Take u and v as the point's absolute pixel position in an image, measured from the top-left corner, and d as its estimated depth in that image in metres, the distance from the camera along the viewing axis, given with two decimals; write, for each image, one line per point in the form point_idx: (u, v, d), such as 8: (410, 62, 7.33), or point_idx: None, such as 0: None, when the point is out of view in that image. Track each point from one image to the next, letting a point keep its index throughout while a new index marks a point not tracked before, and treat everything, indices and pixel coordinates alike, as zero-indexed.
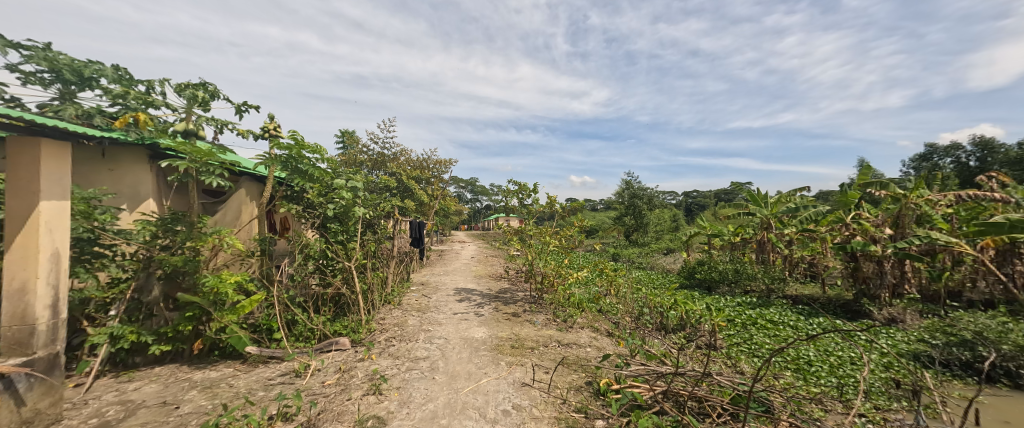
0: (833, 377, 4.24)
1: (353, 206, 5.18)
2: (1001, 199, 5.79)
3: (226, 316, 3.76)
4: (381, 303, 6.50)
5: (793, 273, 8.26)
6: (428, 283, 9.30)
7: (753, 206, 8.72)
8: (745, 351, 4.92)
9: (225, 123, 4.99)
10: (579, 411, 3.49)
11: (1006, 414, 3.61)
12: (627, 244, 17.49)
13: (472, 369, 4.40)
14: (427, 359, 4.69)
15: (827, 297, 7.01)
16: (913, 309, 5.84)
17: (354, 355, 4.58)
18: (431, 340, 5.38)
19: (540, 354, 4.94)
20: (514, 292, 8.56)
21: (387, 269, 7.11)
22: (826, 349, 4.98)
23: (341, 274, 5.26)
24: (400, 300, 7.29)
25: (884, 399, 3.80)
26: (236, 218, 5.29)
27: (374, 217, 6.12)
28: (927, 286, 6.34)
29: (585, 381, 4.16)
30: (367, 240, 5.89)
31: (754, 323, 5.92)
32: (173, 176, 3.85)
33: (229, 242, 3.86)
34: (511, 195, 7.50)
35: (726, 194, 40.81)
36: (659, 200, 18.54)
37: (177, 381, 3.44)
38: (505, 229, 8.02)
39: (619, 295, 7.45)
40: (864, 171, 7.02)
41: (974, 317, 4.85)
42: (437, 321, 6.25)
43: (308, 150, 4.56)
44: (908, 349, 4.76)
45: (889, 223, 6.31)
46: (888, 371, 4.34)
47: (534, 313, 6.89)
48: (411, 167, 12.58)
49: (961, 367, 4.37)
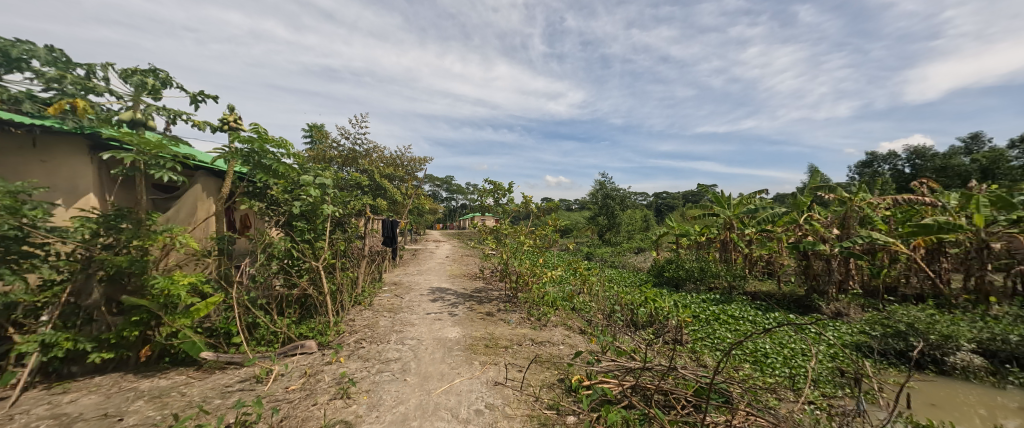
0: (786, 367, 4.55)
1: (321, 204, 4.99)
2: (931, 202, 6.40)
3: (179, 320, 3.50)
4: (351, 304, 6.29)
5: (752, 271, 8.77)
6: (401, 283, 9.13)
7: (717, 208, 9.04)
8: (708, 345, 5.17)
9: (179, 114, 4.65)
10: (551, 408, 3.54)
11: (932, 397, 4.00)
12: (600, 244, 17.91)
13: (445, 370, 4.36)
14: (399, 361, 4.59)
15: (782, 293, 7.49)
16: (856, 303, 6.35)
17: (321, 359, 4.41)
18: (403, 341, 5.27)
19: (514, 353, 4.96)
20: (489, 291, 8.55)
21: (357, 269, 6.90)
22: (781, 342, 5.32)
23: (308, 274, 5.05)
24: (371, 301, 7.09)
25: (830, 386, 4.12)
26: (190, 215, 4.99)
27: (344, 215, 5.92)
28: (868, 282, 6.92)
29: (557, 378, 4.22)
30: (337, 239, 5.70)
31: (717, 319, 6.22)
32: (118, 169, 3.52)
33: (182, 240, 3.60)
34: (486, 194, 7.48)
35: (694, 195, 42.70)
36: (631, 201, 19.08)
37: (120, 391, 3.17)
38: (480, 228, 7.99)
39: (592, 293, 7.61)
40: (814, 175, 7.55)
41: (907, 310, 5.34)
42: (409, 322, 6.13)
43: (273, 144, 4.34)
44: (851, 340, 5.18)
45: (836, 224, 6.82)
46: (834, 361, 4.70)
47: (508, 312, 6.92)
48: (384, 164, 12.25)
49: (895, 356, 4.79)
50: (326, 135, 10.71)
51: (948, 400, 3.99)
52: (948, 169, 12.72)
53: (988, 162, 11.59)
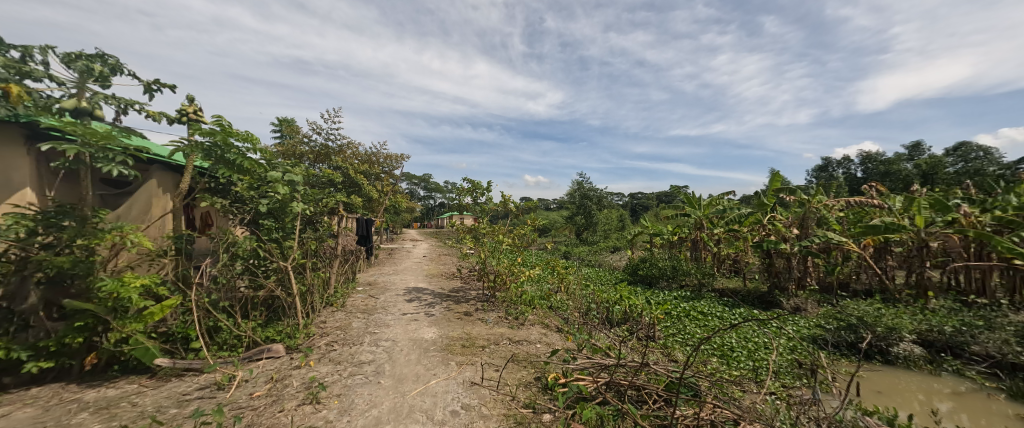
0: (750, 360, 4.80)
1: (291, 201, 4.77)
2: (879, 205, 6.92)
3: (130, 325, 3.26)
4: (322, 306, 6.08)
5: (720, 269, 9.17)
6: (376, 282, 8.92)
7: (688, 208, 9.38)
8: (678, 341, 5.37)
9: (131, 103, 4.31)
10: (528, 406, 3.56)
11: (879, 386, 4.33)
12: (578, 243, 18.19)
13: (420, 371, 4.28)
14: (373, 363, 4.47)
15: (747, 290, 7.87)
16: (814, 299, 6.77)
17: (289, 363, 4.23)
18: (378, 343, 5.15)
19: (491, 353, 4.96)
20: (467, 290, 8.50)
21: (330, 269, 6.67)
22: (745, 336, 5.60)
23: (276, 275, 4.83)
24: (344, 302, 6.88)
25: (789, 377, 4.38)
26: (144, 213, 4.65)
27: (315, 213, 5.69)
28: (824, 278, 7.40)
29: (534, 377, 4.25)
30: (308, 238, 5.48)
31: (687, 315, 6.47)
32: (59, 162, 3.22)
33: (134, 239, 3.35)
34: (464, 193, 7.43)
35: (667, 196, 44.21)
36: (608, 201, 19.48)
37: (62, 402, 2.92)
38: (458, 227, 7.92)
39: (569, 291, 7.71)
40: (777, 178, 7.96)
41: (857, 305, 5.75)
42: (384, 323, 5.99)
43: (238, 137, 4.11)
44: (808, 334, 5.51)
45: (797, 225, 7.24)
46: (793, 353, 5.00)
47: (486, 311, 6.90)
48: (359, 161, 11.90)
49: (847, 347, 5.14)
50: (298, 130, 10.30)
51: (893, 387, 4.32)
52: (893, 174, 13.80)
53: (927, 168, 12.67)
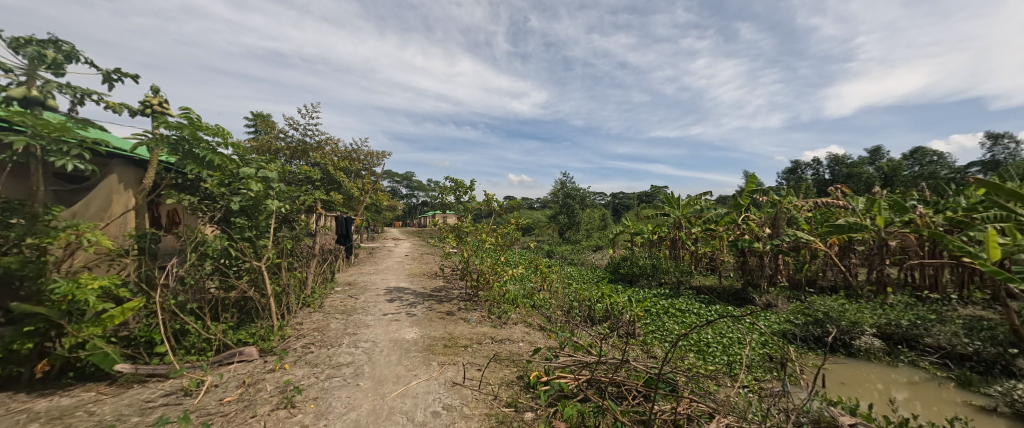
0: (725, 355, 4.98)
1: (265, 199, 4.58)
2: (844, 205, 7.30)
3: (87, 330, 3.04)
4: (298, 307, 5.89)
5: (698, 267, 9.45)
6: (355, 282, 8.72)
7: (668, 208, 9.61)
8: (657, 337, 5.51)
9: (88, 93, 4.05)
10: (509, 405, 3.56)
11: (843, 377, 4.56)
12: (561, 242, 18.35)
13: (401, 372, 4.21)
14: (351, 365, 4.37)
15: (723, 287, 8.15)
16: (784, 295, 7.08)
17: (262, 366, 4.08)
18: (357, 344, 5.03)
19: (473, 352, 4.93)
20: (449, 290, 8.43)
21: (307, 269, 6.48)
22: (721, 332, 5.79)
23: (248, 276, 4.64)
24: (322, 303, 6.69)
25: (761, 371, 4.58)
26: (103, 210, 4.38)
27: (291, 211, 5.50)
28: (794, 275, 7.74)
29: (516, 376, 4.25)
30: (284, 237, 5.29)
31: (666, 312, 6.64)
32: (5, 155, 2.98)
33: (91, 238, 3.13)
34: (447, 191, 7.35)
35: (647, 196, 45.21)
36: (590, 200, 19.72)
37: (8, 413, 2.71)
38: (441, 226, 7.83)
39: (551, 290, 7.77)
40: (751, 180, 8.27)
41: (824, 301, 6.05)
42: (364, 323, 5.87)
43: (208, 132, 3.93)
44: (779, 329, 5.76)
45: (769, 224, 7.54)
46: (764, 347, 5.21)
47: (468, 310, 6.86)
48: (338, 158, 11.58)
49: (815, 341, 5.39)
50: (274, 125, 9.95)
51: (856, 379, 4.57)
52: (857, 176, 14.58)
53: (888, 171, 13.46)
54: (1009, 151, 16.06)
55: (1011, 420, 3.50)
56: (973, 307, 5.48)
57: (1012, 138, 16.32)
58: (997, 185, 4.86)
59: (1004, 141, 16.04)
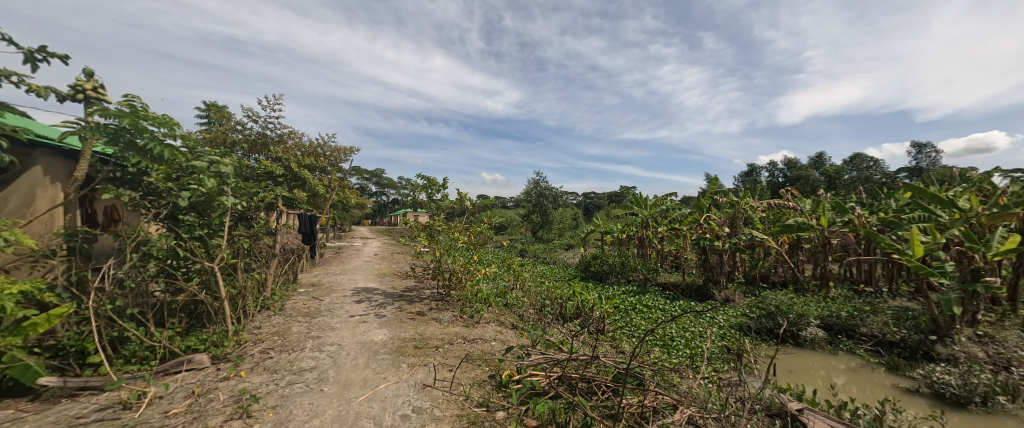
0: (687, 348, 5.24)
1: (219, 195, 4.26)
2: (793, 206, 7.88)
3: (3, 340, 2.68)
4: (256, 310, 5.55)
5: (663, 264, 9.87)
6: (320, 283, 8.34)
7: (636, 208, 9.94)
8: (625, 333, 5.70)
9: (6, 74, 3.59)
10: (481, 405, 3.55)
11: (792, 366, 4.94)
12: (534, 241, 18.52)
13: (368, 376, 4.08)
14: (315, 370, 4.17)
15: (686, 283, 8.56)
16: (740, 291, 7.54)
17: (215, 374, 3.81)
18: (321, 348, 4.82)
19: (444, 352, 4.86)
20: (421, 290, 8.26)
21: (266, 270, 6.12)
22: (684, 326, 6.08)
23: (199, 277, 4.31)
24: (283, 305, 6.35)
25: (720, 362, 4.86)
26: (25, 205, 3.92)
27: (249, 208, 5.16)
28: (749, 271, 8.27)
29: (488, 375, 4.24)
30: (240, 237, 4.97)
31: (634, 308, 6.88)
32: None
33: (8, 237, 2.78)
34: (419, 189, 7.20)
35: (617, 196, 46.66)
36: (563, 200, 20.04)
37: None
38: (413, 224, 7.66)
39: (524, 289, 7.83)
40: (713, 182, 8.72)
41: (776, 295, 6.51)
42: (329, 326, 5.63)
43: (153, 121, 3.61)
44: (735, 322, 6.12)
45: (728, 224, 8.00)
46: (723, 340, 5.53)
47: (440, 311, 6.76)
48: (302, 153, 11.01)
49: (768, 333, 5.78)
50: (230, 117, 9.31)
51: (802, 367, 4.95)
52: (805, 179, 15.78)
53: (831, 175, 14.71)
54: (930, 158, 18.03)
55: (931, 399, 3.93)
56: (900, 299, 6.10)
57: (933, 147, 18.31)
58: (921, 189, 5.43)
59: (926, 150, 17.97)
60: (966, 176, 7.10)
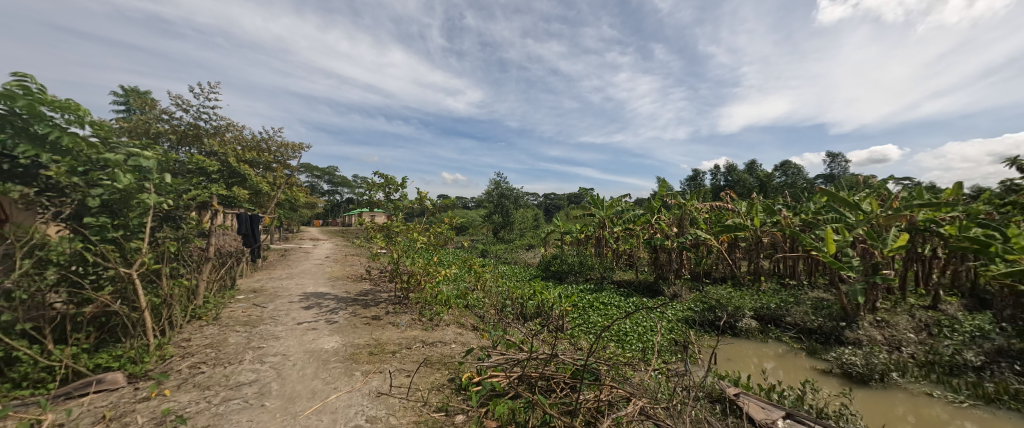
0: (640, 342, 5.53)
1: (138, 192, 3.76)
2: (731, 208, 8.59)
3: None
4: (184, 321, 4.99)
5: (618, 263, 10.34)
6: (263, 289, 7.70)
7: (594, 209, 10.28)
8: (583, 330, 5.89)
9: None
10: (440, 410, 3.47)
11: (730, 354, 5.40)
12: (495, 242, 18.52)
13: (317, 387, 3.83)
14: (255, 383, 3.83)
15: (639, 280, 9.03)
16: (687, 286, 8.11)
17: (132, 395, 3.36)
18: (263, 359, 4.43)
19: (402, 357, 4.71)
20: (377, 293, 7.92)
21: (198, 276, 5.53)
22: (637, 321, 6.42)
23: (113, 286, 3.77)
24: (218, 314, 5.76)
25: (668, 355, 5.18)
26: None
27: (175, 207, 4.61)
28: (695, 268, 8.90)
29: (447, 379, 4.17)
30: (166, 239, 4.43)
31: (591, 306, 7.13)
32: None
33: None
34: (376, 188, 6.89)
35: (576, 197, 48.18)
36: (524, 200, 20.24)
37: None
38: (368, 225, 7.30)
39: (484, 289, 7.80)
40: (664, 185, 9.27)
41: (717, 290, 7.07)
42: (273, 335, 5.22)
43: (53, 106, 3.10)
44: (682, 316, 6.56)
45: (676, 224, 8.54)
46: (671, 333, 5.90)
47: (397, 314, 6.52)
48: (242, 147, 10.08)
49: (710, 325, 6.27)
50: (154, 104, 8.27)
51: (738, 354, 5.43)
52: (742, 183, 17.31)
53: (763, 180, 16.29)
54: (841, 167, 20.64)
55: (841, 378, 4.49)
56: (818, 291, 6.90)
57: (843, 158, 21.02)
58: (834, 193, 6.19)
59: (838, 159, 20.50)
60: (869, 182, 8.21)
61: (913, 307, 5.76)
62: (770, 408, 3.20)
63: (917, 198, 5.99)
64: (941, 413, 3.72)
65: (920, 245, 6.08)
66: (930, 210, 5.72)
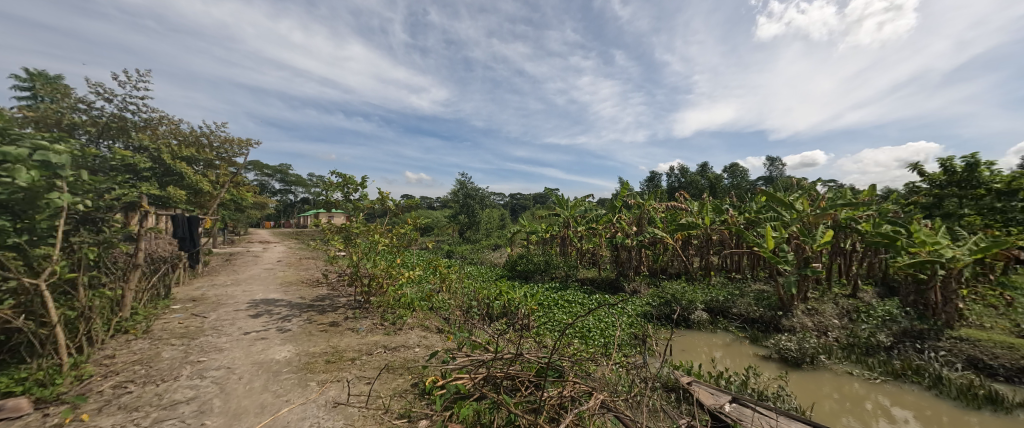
0: (602, 338, 5.73)
1: (47, 191, 3.28)
2: (685, 208, 9.13)
3: None
4: (107, 336, 4.44)
5: (582, 261, 10.63)
6: (204, 297, 7.05)
7: (558, 209, 10.49)
8: (547, 328, 6.00)
9: None
10: (402, 417, 3.38)
11: (683, 345, 5.74)
12: (461, 242, 18.37)
13: (267, 400, 3.57)
14: (194, 401, 3.50)
15: (601, 277, 9.35)
16: (646, 282, 8.53)
17: (40, 423, 2.93)
18: (203, 374, 4.06)
19: (362, 365, 4.52)
20: (335, 298, 7.55)
21: (125, 285, 4.95)
22: (599, 317, 6.64)
23: (15, 299, 3.27)
24: (150, 327, 5.20)
25: (628, 348, 5.41)
26: None
27: (95, 208, 4.09)
28: (652, 265, 9.37)
29: (410, 384, 4.07)
30: (83, 244, 3.91)
31: (556, 304, 7.28)
32: None
33: None
34: (333, 188, 6.54)
35: (542, 197, 48.97)
36: (490, 200, 20.21)
37: None
38: (325, 226, 6.91)
39: (450, 291, 7.70)
40: (624, 185, 9.65)
41: (673, 285, 7.49)
42: (216, 347, 4.80)
43: None
44: (641, 311, 6.87)
45: (636, 223, 8.95)
46: (631, 327, 6.16)
47: (357, 320, 6.26)
48: (179, 142, 9.16)
49: (666, 318, 6.62)
50: (69, 92, 7.12)
51: (691, 345, 5.79)
52: (696, 184, 18.46)
53: (713, 181, 17.49)
54: (779, 170, 22.68)
55: (779, 362, 4.92)
56: (760, 283, 7.53)
57: (780, 162, 23.14)
58: (772, 194, 6.78)
59: (776, 163, 22.56)
60: (802, 184, 9.09)
61: (837, 295, 6.46)
62: (718, 393, 3.43)
63: (840, 198, 6.71)
64: (859, 388, 4.20)
65: (842, 241, 6.81)
66: (850, 209, 6.44)
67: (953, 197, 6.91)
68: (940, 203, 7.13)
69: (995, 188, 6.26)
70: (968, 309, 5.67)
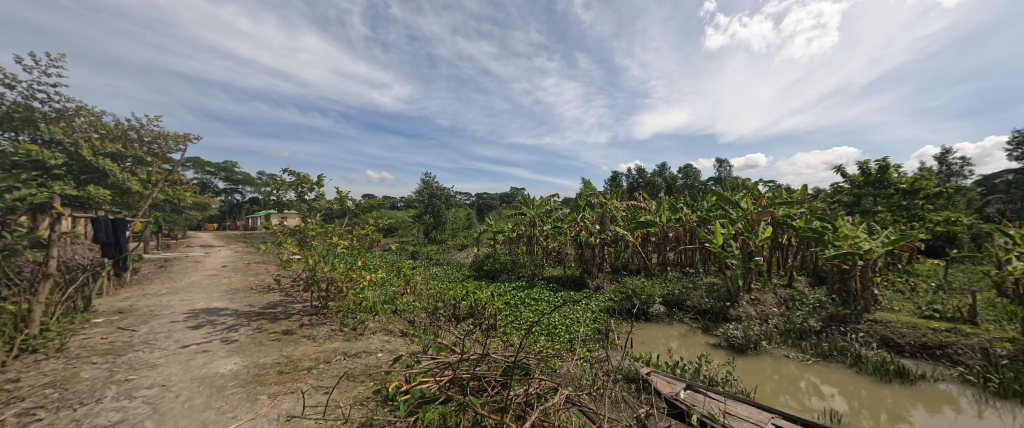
0: (566, 334, 5.86)
1: None
2: (644, 207, 9.56)
3: None
4: (7, 358, 3.84)
5: (547, 259, 10.81)
6: (133, 309, 6.33)
7: (524, 208, 10.55)
8: (514, 326, 6.03)
9: None
10: (363, 425, 3.25)
11: (643, 337, 6.02)
12: (427, 243, 18.01)
13: (211, 418, 3.29)
14: (122, 424, 3.14)
15: (566, 275, 9.57)
16: (608, 278, 8.84)
17: None
18: (134, 394, 3.66)
19: (319, 374, 4.29)
20: (289, 304, 7.10)
21: (32, 297, 4.33)
22: (564, 314, 6.78)
23: None
24: (65, 344, 4.58)
25: (591, 343, 5.58)
26: None
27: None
28: (615, 261, 9.73)
29: (372, 391, 3.93)
30: None
31: (522, 302, 7.35)
32: None
33: None
34: (286, 187, 6.14)
35: (509, 197, 49.18)
36: (456, 200, 19.96)
37: None
38: (277, 228, 6.47)
39: (415, 292, 7.52)
40: (588, 185, 9.92)
41: (633, 280, 7.82)
42: (148, 363, 4.33)
43: None
44: (604, 306, 7.11)
45: (599, 222, 9.24)
46: (594, 322, 6.36)
47: (314, 326, 5.92)
48: (100, 136, 8.15)
49: (626, 313, 6.90)
50: None
51: (650, 337, 6.08)
52: (654, 184, 19.39)
53: (669, 181, 18.48)
54: (727, 172, 24.44)
55: (727, 349, 5.30)
56: (711, 277, 8.08)
57: (728, 164, 24.92)
58: (721, 193, 7.28)
59: (724, 165, 24.23)
60: (747, 184, 9.87)
61: (776, 286, 7.08)
62: (673, 382, 3.64)
63: (779, 197, 7.35)
64: (794, 369, 4.64)
65: (781, 236, 7.47)
66: (786, 207, 7.07)
67: (869, 196, 7.82)
68: (858, 201, 8.06)
69: (902, 188, 7.32)
70: (882, 294, 6.44)
